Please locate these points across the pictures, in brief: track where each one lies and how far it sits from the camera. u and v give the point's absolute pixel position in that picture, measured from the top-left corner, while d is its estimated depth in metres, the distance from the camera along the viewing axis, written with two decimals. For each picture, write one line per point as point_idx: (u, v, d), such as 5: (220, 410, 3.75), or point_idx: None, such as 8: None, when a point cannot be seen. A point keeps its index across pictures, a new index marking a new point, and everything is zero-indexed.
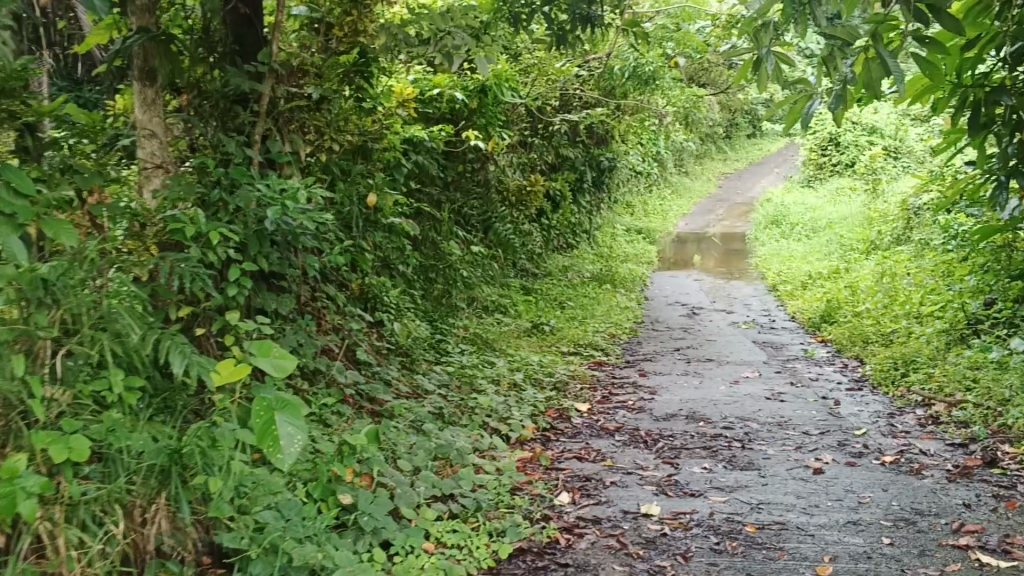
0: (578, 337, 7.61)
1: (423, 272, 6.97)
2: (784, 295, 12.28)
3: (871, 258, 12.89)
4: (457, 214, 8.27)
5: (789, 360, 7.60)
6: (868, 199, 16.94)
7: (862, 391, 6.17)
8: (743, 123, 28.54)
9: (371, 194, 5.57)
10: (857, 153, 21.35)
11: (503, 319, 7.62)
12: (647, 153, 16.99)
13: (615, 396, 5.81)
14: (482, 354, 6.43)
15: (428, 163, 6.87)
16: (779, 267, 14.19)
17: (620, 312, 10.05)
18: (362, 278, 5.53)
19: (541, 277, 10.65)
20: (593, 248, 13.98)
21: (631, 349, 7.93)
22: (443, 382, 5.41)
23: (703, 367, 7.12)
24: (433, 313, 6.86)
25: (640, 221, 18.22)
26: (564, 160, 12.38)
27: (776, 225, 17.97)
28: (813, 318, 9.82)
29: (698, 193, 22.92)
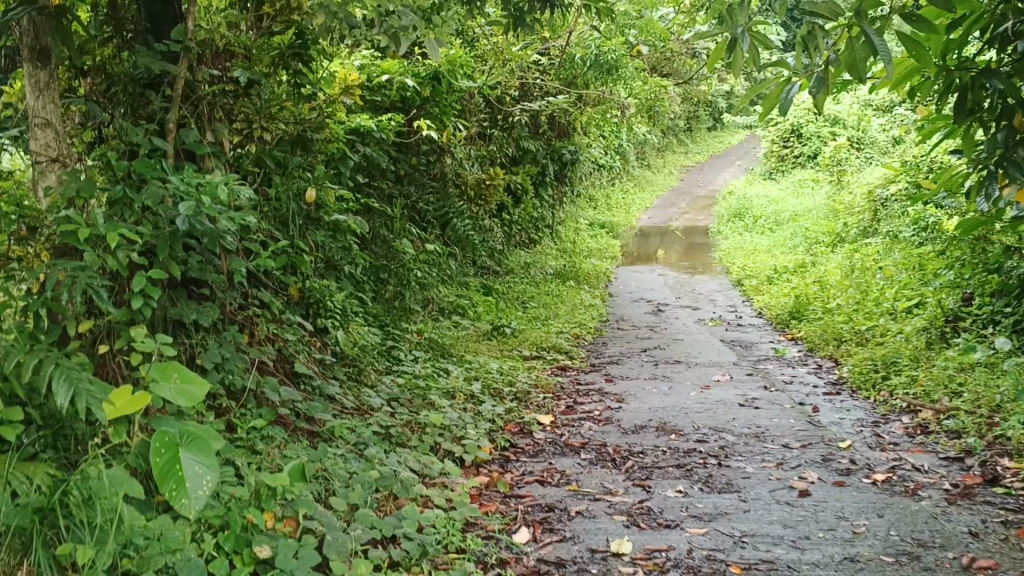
0: (539, 339, 7.17)
1: (373, 272, 6.49)
2: (751, 289, 11.96)
3: (839, 251, 12.60)
4: (411, 209, 7.78)
5: (761, 361, 7.21)
6: (832, 190, 16.70)
7: (841, 394, 5.79)
8: (704, 115, 28.28)
9: (309, 189, 5.04)
10: (819, 144, 21.15)
11: (459, 321, 7.16)
12: (610, 146, 16.60)
13: (579, 404, 5.36)
14: (438, 361, 5.94)
15: (377, 155, 6.40)
16: (745, 261, 13.87)
17: (584, 310, 9.64)
18: (302, 282, 5.06)
19: (501, 274, 10.22)
20: (556, 243, 13.56)
21: (596, 351, 7.51)
22: (393, 395, 4.95)
23: (672, 370, 6.71)
24: (385, 316, 6.37)
25: (603, 215, 17.84)
26: (524, 153, 11.96)
27: (739, 218, 17.68)
28: (783, 314, 9.47)
29: (660, 186, 22.61)
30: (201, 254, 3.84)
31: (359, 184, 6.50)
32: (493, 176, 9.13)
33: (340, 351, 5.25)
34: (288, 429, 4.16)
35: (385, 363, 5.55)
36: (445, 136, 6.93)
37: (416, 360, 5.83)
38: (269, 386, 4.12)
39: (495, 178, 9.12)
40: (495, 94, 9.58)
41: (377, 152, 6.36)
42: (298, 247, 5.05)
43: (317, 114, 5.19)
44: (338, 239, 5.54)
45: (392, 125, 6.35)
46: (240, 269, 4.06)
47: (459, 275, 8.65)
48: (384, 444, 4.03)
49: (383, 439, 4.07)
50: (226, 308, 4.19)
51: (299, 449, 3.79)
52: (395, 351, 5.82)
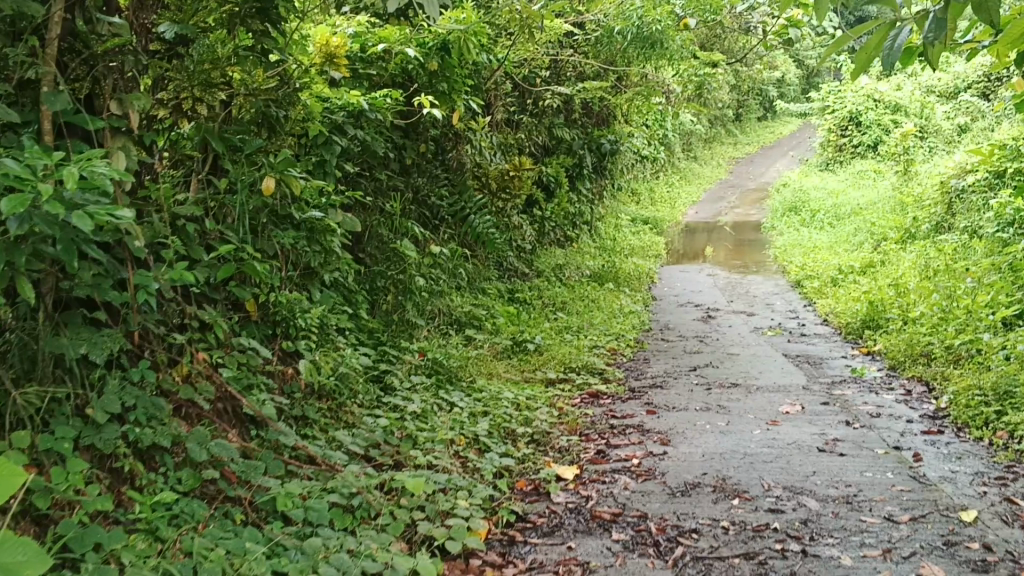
0: (568, 357, 6.06)
1: (368, 279, 5.44)
2: (811, 292, 10.74)
3: (910, 249, 11.31)
4: (417, 203, 6.71)
5: (834, 384, 6.04)
6: (897, 182, 15.35)
7: (944, 433, 4.62)
8: (752, 103, 26.88)
9: (267, 180, 3.94)
10: (880, 132, 19.75)
11: (474, 335, 6.09)
12: (652, 135, 15.41)
13: (612, 450, 4.26)
14: (442, 389, 4.89)
15: (371, 140, 5.37)
16: (802, 260, 12.63)
17: (624, 318, 8.53)
18: (261, 296, 4.04)
19: (531, 276, 9.13)
20: (595, 241, 12.45)
21: (635, 370, 6.39)
22: (374, 438, 3.91)
23: (727, 397, 5.55)
24: (382, 333, 5.32)
25: (646, 210, 16.65)
26: (559, 142, 10.87)
27: (794, 213, 16.40)
28: (854, 323, 8.25)
29: (708, 179, 21.33)
30: (87, 265, 2.84)
31: (348, 176, 5.46)
32: (519, 167, 8.04)
33: (313, 385, 4.19)
34: (217, 500, 3.14)
35: (372, 395, 4.49)
36: (456, 118, 5.86)
37: (413, 389, 4.77)
38: (191, 442, 3.10)
39: (521, 169, 8.04)
40: (521, 73, 8.49)
41: (369, 138, 5.33)
42: (255, 253, 4.03)
43: (281, 85, 4.16)
44: (312, 242, 4.51)
45: (390, 103, 5.32)
46: (150, 285, 3.05)
47: (481, 280, 7.61)
48: (342, 523, 2.98)
49: (341, 513, 3.03)
50: (135, 337, 3.17)
51: (218, 537, 2.76)
52: (388, 378, 4.78)
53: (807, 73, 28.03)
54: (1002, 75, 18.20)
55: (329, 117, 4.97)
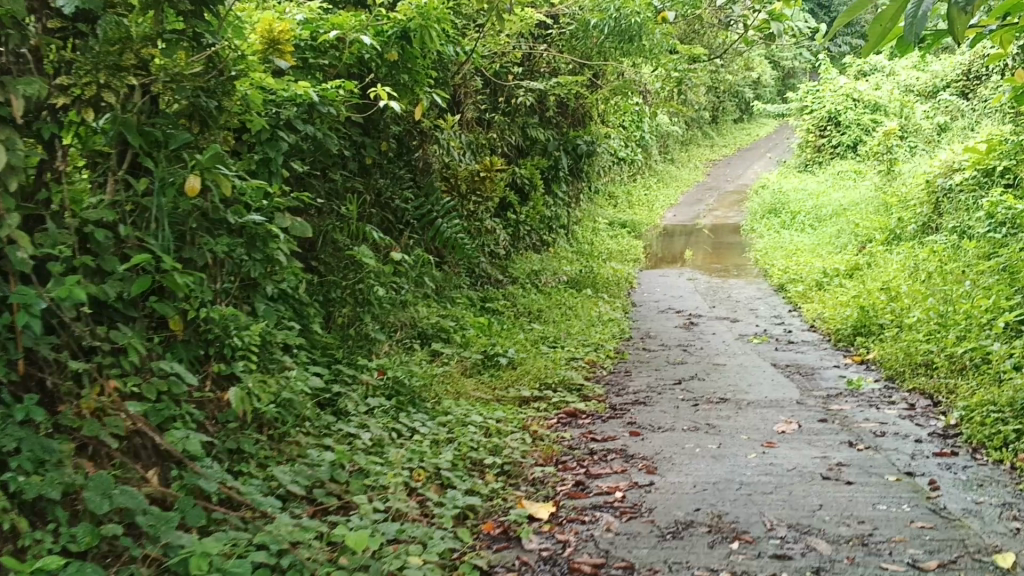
0: (544, 371, 5.57)
1: (321, 290, 4.95)
2: (796, 296, 10.33)
3: (897, 250, 10.93)
4: (378, 206, 6.23)
5: (831, 398, 5.59)
6: (880, 182, 15.01)
7: (958, 456, 4.18)
8: (728, 105, 26.56)
9: (192, 179, 3.47)
10: (860, 132, 19.43)
11: (442, 347, 5.61)
12: (629, 136, 14.98)
13: (592, 481, 3.78)
14: (402, 412, 4.41)
15: (323, 136, 4.88)
16: (785, 262, 12.23)
17: (603, 327, 8.08)
18: (190, 313, 3.56)
19: (505, 282, 8.66)
20: (572, 245, 12.01)
21: (616, 384, 5.92)
22: (320, 474, 3.42)
23: (718, 414, 5.09)
24: (337, 350, 4.83)
25: (623, 213, 16.21)
26: (533, 142, 10.40)
27: (774, 214, 16.03)
28: (845, 329, 7.82)
29: (685, 181, 20.94)
30: None
31: (298, 176, 4.97)
32: (490, 167, 7.57)
33: (250, 413, 3.70)
34: (121, 559, 2.66)
35: (322, 421, 4.01)
36: (417, 112, 5.39)
37: (369, 413, 4.29)
38: (89, 492, 2.62)
39: (492, 169, 7.57)
40: (492, 68, 8.02)
41: (320, 134, 4.84)
42: (180, 264, 3.54)
43: (211, 71, 3.67)
44: (252, 250, 4.01)
45: (343, 95, 4.85)
46: (35, 305, 2.64)
47: (451, 288, 7.14)
48: None
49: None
50: (21, 368, 2.72)
51: None
52: (341, 401, 4.29)
53: (783, 73, 27.73)
54: (981, 72, 17.93)
55: (272, 110, 4.48)
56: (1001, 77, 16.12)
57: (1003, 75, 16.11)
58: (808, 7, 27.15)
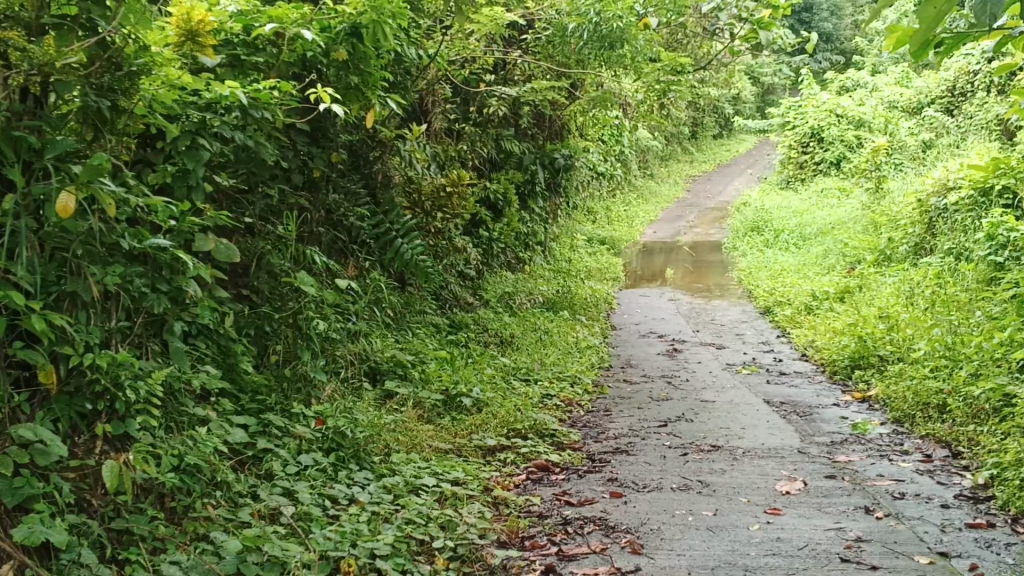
0: (511, 413, 4.92)
1: (253, 323, 4.28)
2: (784, 321, 9.73)
3: (890, 273, 10.36)
4: (329, 224, 5.57)
5: (835, 445, 4.96)
6: (868, 200, 14.48)
7: (996, 528, 3.55)
8: (708, 119, 26.07)
9: (63, 197, 2.73)
10: (844, 148, 18.93)
11: (397, 385, 4.95)
12: (608, 150, 14.37)
13: (564, 567, 3.12)
14: (343, 471, 3.75)
15: (252, 142, 4.24)
16: (772, 283, 11.65)
17: (581, 355, 7.44)
18: (69, 361, 2.91)
19: (476, 304, 8.02)
20: (548, 262, 11.38)
21: (595, 425, 5.26)
22: (224, 567, 2.76)
23: (712, 467, 4.43)
24: (270, 395, 4.16)
25: (602, 230, 15.60)
26: (507, 155, 9.77)
27: (757, 232, 15.49)
28: (843, 360, 7.22)
29: (666, 196, 20.39)
30: None
31: (228, 191, 4.32)
32: (459, 182, 6.82)
33: (145, 483, 3.04)
34: None
35: (239, 487, 3.34)
36: (367, 116, 4.77)
37: (300, 474, 3.63)
38: None
39: (461, 184, 6.81)
40: (461, 74, 7.37)
41: (250, 142, 4.19)
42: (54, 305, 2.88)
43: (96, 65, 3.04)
44: (157, 284, 3.36)
45: (279, 98, 4.20)
46: None
47: (413, 312, 6.48)
48: None
49: None
50: None
51: None
52: (269, 460, 3.63)
53: (763, 88, 27.29)
54: (967, 88, 17.49)
55: (190, 113, 3.83)
56: (991, 96, 15.65)
57: (994, 93, 15.64)
58: (790, 22, 26.72)
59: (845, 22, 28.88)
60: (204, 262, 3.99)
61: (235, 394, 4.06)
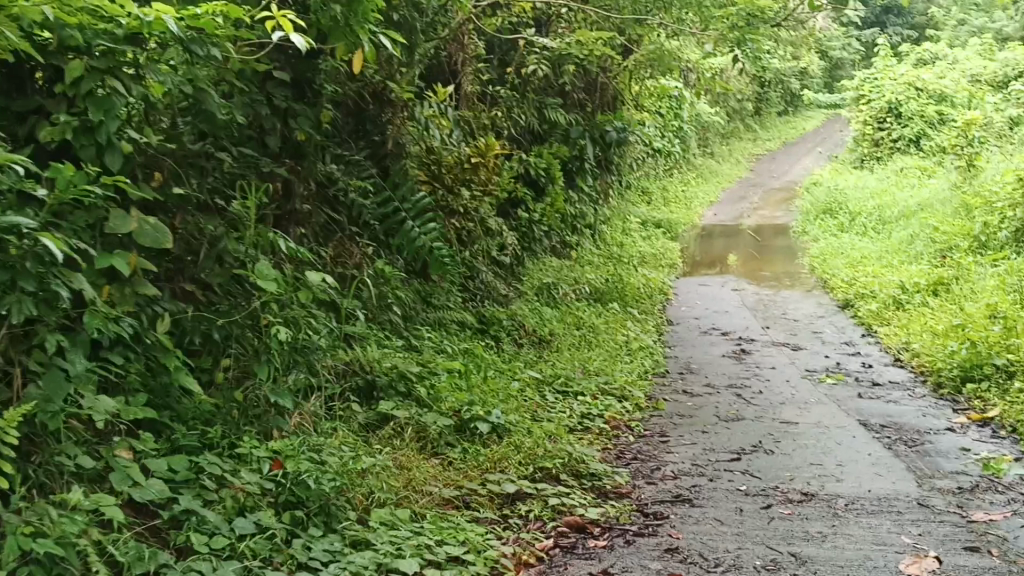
0: (538, 447, 3.83)
1: (196, 330, 3.26)
2: (868, 318, 8.49)
3: (990, 263, 9.03)
4: (322, 202, 4.52)
5: (965, 495, 3.79)
6: (956, 180, 13.05)
7: None
8: (772, 94, 24.49)
9: None
10: (924, 124, 17.38)
11: (396, 404, 3.90)
12: (666, 124, 13.12)
13: None
14: (298, 541, 2.73)
15: (194, 86, 3.21)
16: (849, 272, 10.37)
17: (631, 358, 6.33)
18: None
19: (512, 296, 6.93)
20: (598, 247, 10.25)
21: (650, 461, 4.15)
22: None
23: (806, 529, 3.31)
24: (215, 427, 3.15)
25: (658, 212, 14.39)
26: (552, 126, 8.64)
27: (829, 215, 14.14)
28: (949, 371, 5.98)
29: (726, 177, 19.02)
30: None
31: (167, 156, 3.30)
32: (486, 150, 5.91)
33: None
34: None
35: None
36: (355, 60, 3.59)
37: (234, 550, 2.60)
38: None
39: (490, 152, 5.93)
40: (493, 26, 6.26)
41: (191, 85, 3.17)
42: None
43: None
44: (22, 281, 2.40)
45: (229, 29, 3.15)
46: None
47: (432, 307, 5.43)
48: None
49: None
50: None
51: None
52: (193, 529, 2.62)
53: (831, 62, 25.59)
54: None
55: (98, 45, 2.82)
56: None
57: None
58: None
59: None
60: (122, 249, 2.98)
61: (166, 425, 3.05)
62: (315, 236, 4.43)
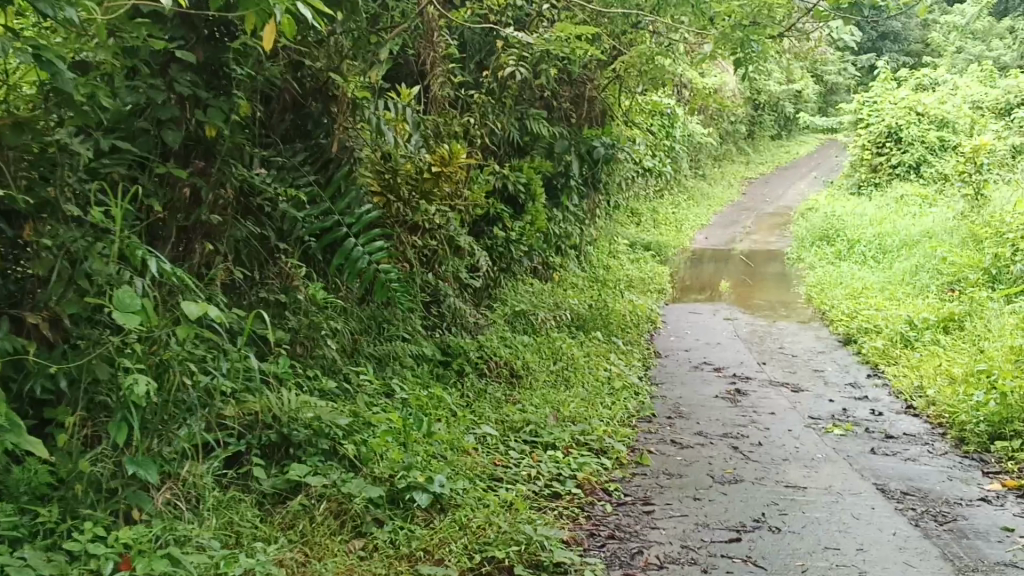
0: (488, 528, 3.09)
1: (42, 374, 2.52)
2: (874, 355, 7.75)
3: (1006, 298, 8.32)
4: (243, 213, 3.79)
5: None
6: (962, 208, 12.37)
7: None
8: (767, 116, 23.86)
9: None
10: (925, 150, 16.72)
11: (314, 468, 3.14)
12: (658, 142, 12.45)
13: None
14: None
15: (38, 58, 2.34)
16: (851, 303, 9.66)
17: (613, 398, 5.58)
18: None
19: (483, 323, 6.19)
20: (582, 269, 9.52)
21: (630, 544, 3.39)
22: None
23: None
24: (49, 507, 2.43)
25: (647, 234, 13.68)
26: (534, 138, 7.91)
27: (827, 242, 13.45)
28: (975, 425, 5.23)
29: (719, 199, 18.35)
30: None
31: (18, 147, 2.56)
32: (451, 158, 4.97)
33: None
34: None
35: None
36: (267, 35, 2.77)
37: None
38: None
39: (454, 161, 4.91)
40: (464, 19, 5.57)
41: (31, 56, 2.29)
42: None
43: None
44: None
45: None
46: None
47: (384, 336, 4.67)
48: None
49: None
50: None
51: None
52: None
53: (827, 85, 24.96)
54: None
55: None
56: None
57: None
58: None
59: (914, 21, 26.63)
60: None
61: None
62: (231, 253, 3.67)
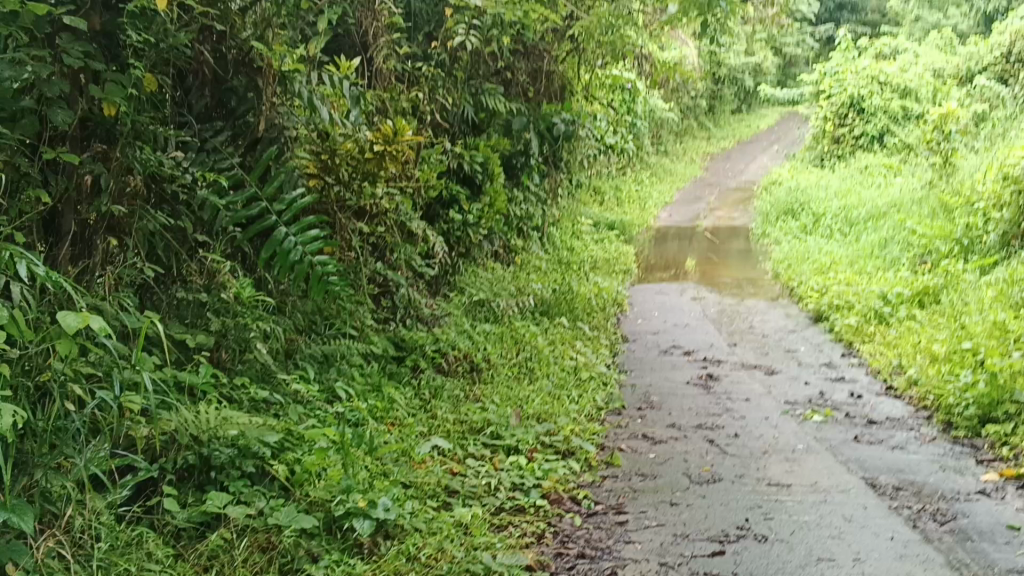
0: (439, 558, 2.72)
1: None
2: (848, 333, 7.45)
3: (981, 270, 8.06)
4: (155, 202, 3.36)
5: None
6: (929, 178, 12.11)
7: None
8: (727, 90, 23.51)
9: None
10: (888, 120, 16.47)
11: (236, 496, 2.73)
12: (620, 118, 12.06)
13: None
14: None
15: None
16: (821, 278, 9.35)
17: (579, 390, 5.20)
18: None
19: (438, 314, 5.78)
20: (544, 252, 9.11)
21: (602, 564, 3.02)
22: None
23: None
24: None
25: (611, 213, 13.29)
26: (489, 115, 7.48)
27: (792, 216, 13.16)
28: (963, 408, 4.93)
29: (682, 175, 18.01)
30: None
31: None
32: (395, 134, 4.59)
33: None
34: None
35: None
36: None
37: None
38: None
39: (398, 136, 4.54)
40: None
41: None
42: None
43: None
44: None
45: None
46: None
47: (325, 334, 4.25)
48: None
49: None
50: None
51: None
52: None
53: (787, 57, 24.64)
54: None
55: None
56: None
57: None
58: None
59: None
60: None
61: None
62: (142, 249, 3.24)
